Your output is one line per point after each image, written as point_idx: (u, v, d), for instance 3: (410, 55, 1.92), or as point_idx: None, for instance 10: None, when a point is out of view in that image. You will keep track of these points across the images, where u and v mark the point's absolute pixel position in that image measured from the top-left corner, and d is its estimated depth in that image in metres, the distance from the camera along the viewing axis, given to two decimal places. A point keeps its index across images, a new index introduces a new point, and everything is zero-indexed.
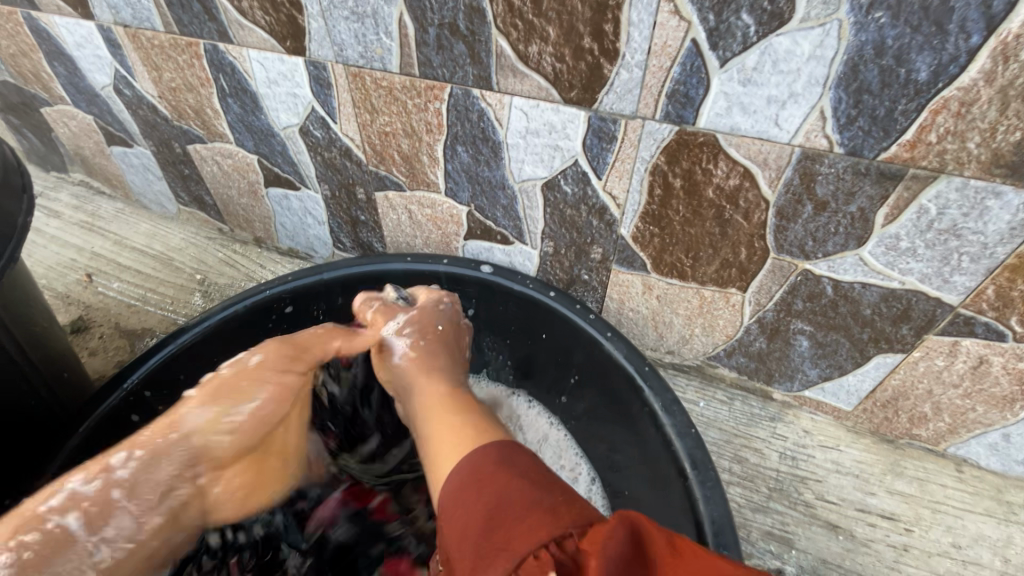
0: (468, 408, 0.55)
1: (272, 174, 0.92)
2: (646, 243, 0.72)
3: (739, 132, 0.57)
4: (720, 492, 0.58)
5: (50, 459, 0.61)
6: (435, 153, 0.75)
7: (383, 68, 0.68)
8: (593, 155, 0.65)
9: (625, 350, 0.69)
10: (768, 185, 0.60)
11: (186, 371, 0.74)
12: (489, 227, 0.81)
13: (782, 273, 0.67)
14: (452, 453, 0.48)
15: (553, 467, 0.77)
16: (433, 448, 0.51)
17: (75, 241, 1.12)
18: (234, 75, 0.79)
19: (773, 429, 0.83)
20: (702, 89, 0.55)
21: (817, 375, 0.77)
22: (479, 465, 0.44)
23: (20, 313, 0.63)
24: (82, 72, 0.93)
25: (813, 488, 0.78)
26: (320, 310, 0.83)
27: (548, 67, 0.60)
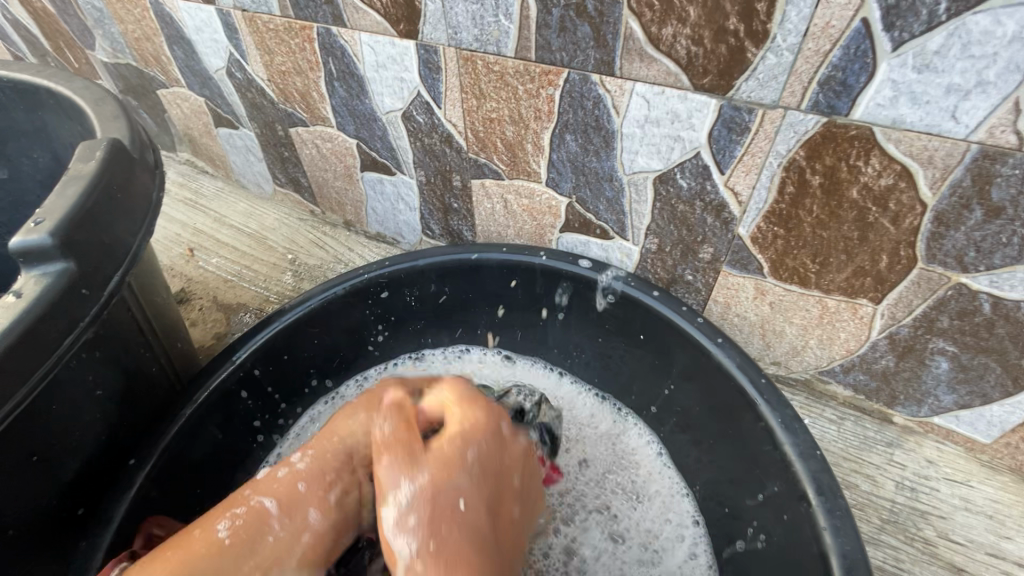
0: None
1: (369, 159, 0.93)
2: (766, 245, 0.66)
3: (902, 126, 0.50)
4: (853, 524, 0.52)
5: (171, 423, 0.65)
6: (540, 141, 0.72)
7: (498, 52, 0.66)
8: (720, 147, 0.60)
9: (738, 359, 0.64)
10: (929, 186, 0.53)
11: (288, 350, 0.76)
12: (589, 220, 0.78)
13: (928, 285, 0.60)
14: None
15: (644, 487, 0.74)
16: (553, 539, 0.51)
17: (180, 216, 1.19)
18: (344, 59, 0.79)
19: (889, 455, 0.75)
20: (864, 76, 0.49)
21: (952, 401, 0.69)
22: None
23: (145, 284, 0.65)
24: (199, 55, 0.97)
25: (935, 525, 0.70)
26: (413, 296, 0.83)
27: (682, 50, 0.55)
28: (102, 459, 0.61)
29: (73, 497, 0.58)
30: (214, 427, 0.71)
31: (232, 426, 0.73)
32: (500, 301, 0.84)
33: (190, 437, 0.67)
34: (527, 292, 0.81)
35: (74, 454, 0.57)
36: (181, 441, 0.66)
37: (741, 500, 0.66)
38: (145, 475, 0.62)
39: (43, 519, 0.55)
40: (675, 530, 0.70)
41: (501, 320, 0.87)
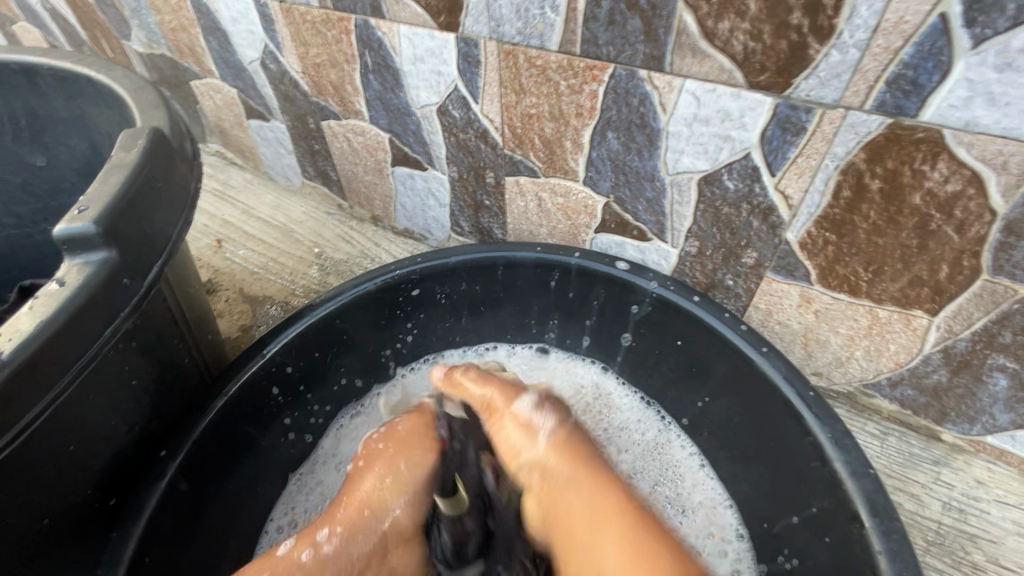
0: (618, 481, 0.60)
1: (401, 154, 0.92)
2: (815, 251, 0.63)
3: (976, 128, 0.47)
4: (908, 548, 0.49)
5: (201, 416, 0.65)
6: (580, 138, 0.70)
7: (541, 46, 0.64)
8: (772, 148, 0.58)
9: (784, 369, 0.61)
10: (1001, 194, 0.50)
11: (320, 347, 0.76)
12: (626, 221, 0.75)
13: (991, 298, 0.57)
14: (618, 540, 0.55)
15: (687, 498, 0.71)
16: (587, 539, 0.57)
17: (208, 207, 1.20)
18: (380, 52, 0.78)
19: (935, 474, 0.72)
20: (937, 75, 0.46)
21: (1008, 421, 0.66)
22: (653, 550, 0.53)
23: (180, 276, 0.65)
24: (233, 46, 0.97)
25: (984, 549, 0.67)
26: (443, 293, 0.81)
27: (738, 46, 0.53)
28: (135, 449, 0.61)
29: (107, 487, 0.58)
30: (244, 421, 0.70)
31: (261, 421, 0.73)
32: (530, 301, 0.83)
33: (220, 430, 0.67)
34: (560, 292, 0.80)
35: (109, 444, 0.57)
36: (211, 433, 0.66)
37: (784, 516, 0.63)
38: (177, 465, 0.62)
39: (78, 508, 0.55)
40: (719, 546, 0.67)
41: (531, 320, 0.85)
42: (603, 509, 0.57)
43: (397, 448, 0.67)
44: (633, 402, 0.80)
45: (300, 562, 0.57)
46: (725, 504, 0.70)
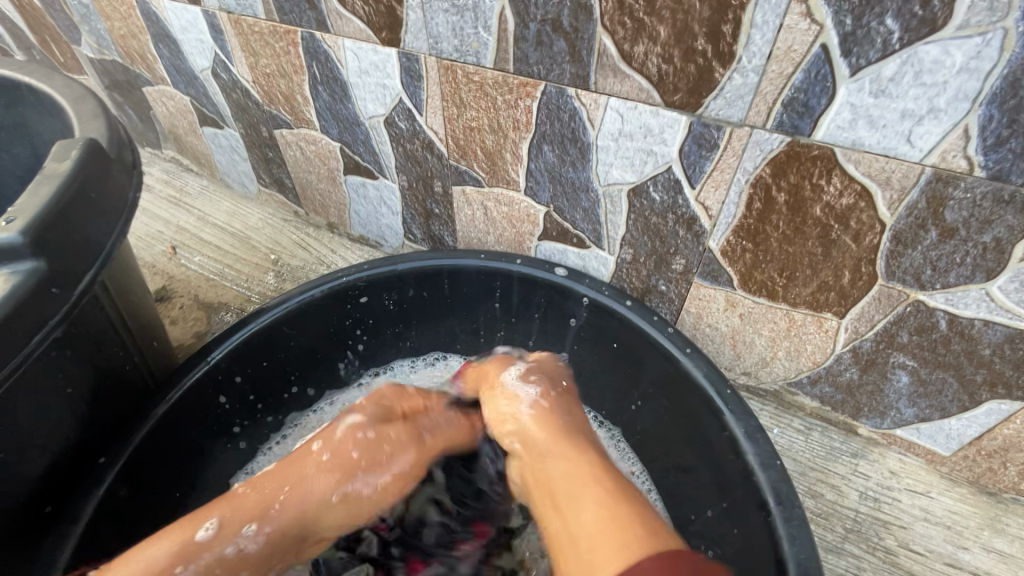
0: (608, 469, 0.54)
1: (353, 163, 0.94)
2: (735, 258, 0.68)
3: (861, 147, 0.52)
4: (808, 533, 0.54)
5: (141, 423, 0.65)
6: (519, 150, 0.73)
7: (477, 63, 0.67)
8: (690, 163, 0.62)
9: (706, 369, 0.65)
10: (887, 207, 0.55)
11: (269, 358, 0.78)
12: (566, 229, 0.79)
13: (889, 301, 0.62)
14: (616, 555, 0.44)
15: None
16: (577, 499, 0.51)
17: (163, 214, 1.19)
18: (327, 64, 0.80)
19: (854, 466, 0.77)
20: (825, 99, 0.51)
21: (913, 414, 0.71)
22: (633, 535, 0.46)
23: (121, 284, 0.66)
24: (184, 55, 0.98)
25: (896, 534, 0.72)
26: (391, 300, 0.83)
27: (653, 68, 0.57)
28: (71, 456, 0.61)
29: (41, 494, 0.58)
30: (186, 428, 0.71)
31: (206, 426, 0.74)
32: (477, 307, 0.85)
33: (162, 436, 0.68)
34: (505, 298, 0.82)
35: (42, 451, 0.57)
36: (153, 440, 0.66)
37: (707, 509, 0.67)
38: (116, 472, 0.62)
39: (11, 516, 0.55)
40: None
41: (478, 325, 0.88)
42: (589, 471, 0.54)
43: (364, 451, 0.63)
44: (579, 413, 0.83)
45: (225, 553, 0.55)
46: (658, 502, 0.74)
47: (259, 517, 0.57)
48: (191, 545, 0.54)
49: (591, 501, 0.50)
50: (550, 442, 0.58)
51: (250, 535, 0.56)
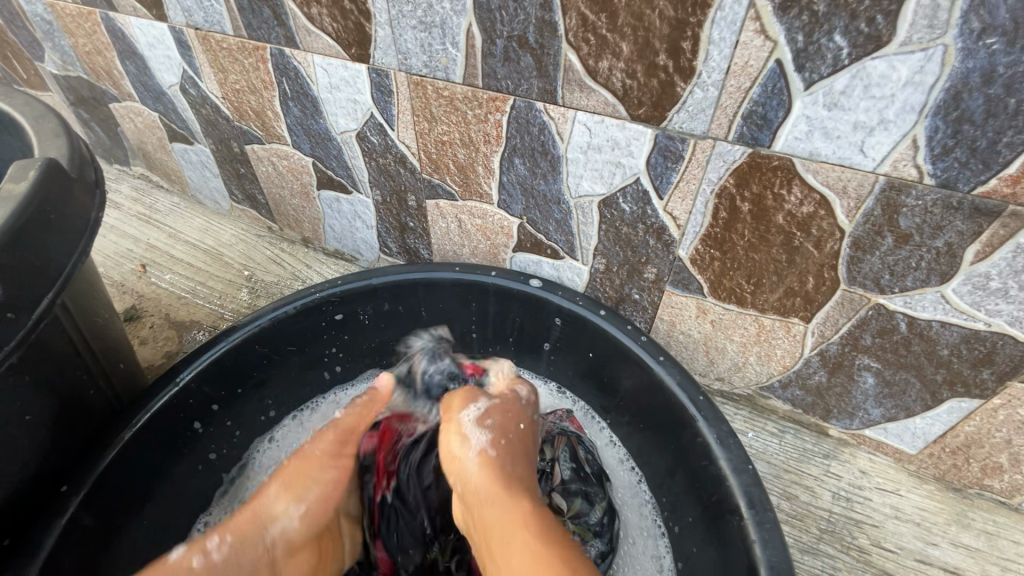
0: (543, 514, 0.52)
1: (326, 177, 0.93)
2: (705, 266, 0.69)
3: (818, 158, 0.54)
4: (780, 536, 0.54)
5: (106, 448, 0.63)
6: (491, 164, 0.74)
7: (447, 78, 0.68)
8: (657, 174, 0.63)
9: (679, 376, 0.66)
10: (846, 214, 0.56)
11: (243, 385, 0.77)
12: (540, 240, 0.79)
13: (851, 305, 0.64)
14: None
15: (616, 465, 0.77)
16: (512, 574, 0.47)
17: (132, 232, 1.16)
18: (298, 80, 0.80)
19: (826, 467, 0.79)
20: (782, 112, 0.53)
21: (880, 415, 0.73)
22: None
23: (84, 305, 0.64)
24: (151, 71, 0.96)
25: (868, 533, 0.74)
26: (366, 315, 0.83)
27: (617, 83, 0.58)
28: (32, 486, 0.58)
29: None
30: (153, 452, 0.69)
31: (177, 447, 0.72)
32: (453, 318, 0.85)
33: (129, 461, 0.66)
34: (481, 310, 0.83)
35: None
36: (119, 466, 0.64)
37: (683, 516, 0.67)
38: (79, 500, 0.60)
39: None
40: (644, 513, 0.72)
41: (454, 337, 0.88)
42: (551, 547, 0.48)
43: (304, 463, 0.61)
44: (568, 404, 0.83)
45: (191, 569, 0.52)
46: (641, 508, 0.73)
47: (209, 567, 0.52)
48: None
49: (521, 547, 0.49)
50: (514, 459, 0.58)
51: (213, 547, 0.54)
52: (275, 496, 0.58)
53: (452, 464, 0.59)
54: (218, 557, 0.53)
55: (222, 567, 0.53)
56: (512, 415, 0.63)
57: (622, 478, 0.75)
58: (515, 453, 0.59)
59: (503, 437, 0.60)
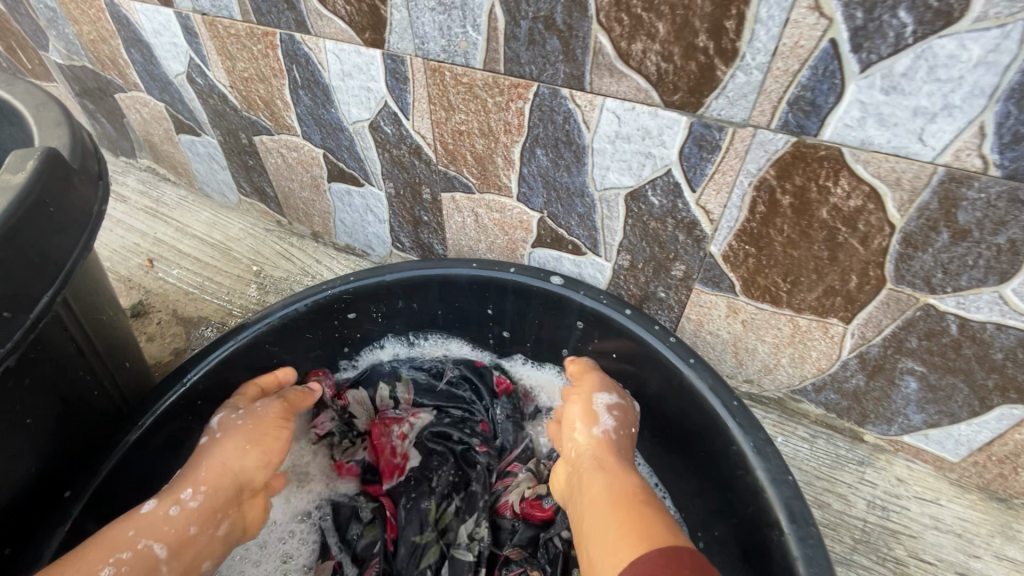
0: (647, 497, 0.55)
1: (336, 170, 0.90)
2: (738, 263, 0.65)
3: (871, 147, 0.50)
4: (825, 553, 0.51)
5: (110, 452, 0.60)
6: (511, 155, 0.70)
7: (466, 64, 0.64)
8: (690, 165, 0.59)
9: (710, 380, 0.63)
10: (897, 208, 0.52)
11: None
12: (561, 235, 0.76)
13: (897, 305, 0.60)
14: (629, 551, 0.48)
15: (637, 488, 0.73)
16: (597, 542, 0.51)
17: (139, 225, 1.14)
18: (308, 67, 0.77)
19: (861, 474, 0.75)
20: (833, 97, 0.49)
21: (921, 421, 0.69)
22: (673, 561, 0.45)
23: (88, 303, 0.61)
24: (157, 59, 0.93)
25: (906, 544, 0.70)
26: (379, 312, 0.79)
27: (652, 67, 0.54)
28: (33, 492, 0.56)
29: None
30: (158, 455, 0.66)
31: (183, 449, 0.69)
32: (469, 316, 0.82)
33: (135, 465, 0.63)
34: (498, 308, 0.79)
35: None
36: (124, 471, 0.62)
37: (715, 526, 0.64)
38: (82, 506, 0.58)
39: None
40: None
41: (470, 335, 0.84)
42: (635, 516, 0.52)
43: (256, 425, 0.66)
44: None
45: (168, 516, 0.57)
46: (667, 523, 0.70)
47: (194, 519, 0.57)
48: (120, 538, 0.53)
49: (609, 514, 0.53)
50: (620, 447, 0.63)
51: (188, 496, 0.58)
52: (239, 453, 0.63)
53: (566, 437, 0.66)
54: (197, 503, 0.58)
55: (196, 534, 0.57)
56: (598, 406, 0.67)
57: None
58: (626, 441, 0.65)
59: (626, 431, 0.65)
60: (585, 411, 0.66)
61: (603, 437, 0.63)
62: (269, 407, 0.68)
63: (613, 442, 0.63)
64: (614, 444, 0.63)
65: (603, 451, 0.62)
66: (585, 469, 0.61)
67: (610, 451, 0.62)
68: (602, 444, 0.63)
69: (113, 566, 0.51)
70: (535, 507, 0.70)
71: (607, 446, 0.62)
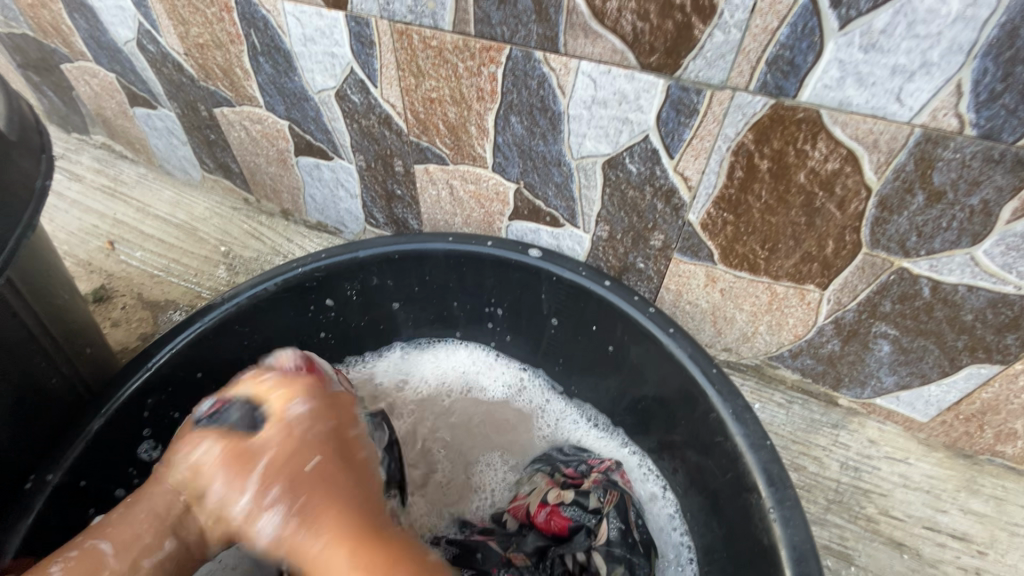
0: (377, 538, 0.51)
1: (303, 143, 0.86)
2: (716, 231, 0.64)
3: (849, 108, 0.49)
4: (801, 515, 0.52)
5: (71, 443, 0.58)
6: (485, 123, 0.68)
7: (435, 26, 0.61)
8: (668, 131, 0.58)
9: (690, 349, 0.63)
10: (874, 171, 0.52)
11: None
12: (538, 207, 0.74)
13: (872, 270, 0.60)
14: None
15: (645, 484, 0.73)
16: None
17: (97, 206, 1.08)
18: (267, 32, 0.72)
19: (835, 437, 0.77)
20: (811, 55, 0.48)
21: (893, 383, 0.71)
22: None
23: (39, 285, 0.58)
24: (105, 26, 0.88)
25: (876, 502, 0.72)
26: (353, 290, 0.77)
27: (627, 26, 0.52)
28: None
29: None
30: (142, 454, 0.66)
31: (167, 446, 0.69)
32: (447, 293, 0.80)
33: (102, 456, 0.61)
34: (476, 283, 0.77)
35: None
36: (90, 461, 0.60)
37: (699, 491, 0.65)
38: (45, 499, 0.55)
39: None
40: (668, 533, 0.69)
41: (449, 312, 0.83)
42: (372, 542, 0.50)
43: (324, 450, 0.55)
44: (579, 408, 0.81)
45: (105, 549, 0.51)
46: (668, 504, 0.71)
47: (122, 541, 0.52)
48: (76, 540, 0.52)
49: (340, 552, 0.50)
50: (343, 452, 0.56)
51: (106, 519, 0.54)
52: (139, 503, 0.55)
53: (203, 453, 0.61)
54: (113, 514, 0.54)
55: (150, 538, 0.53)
56: (348, 438, 0.58)
57: (651, 498, 0.72)
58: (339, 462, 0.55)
59: (307, 468, 0.54)
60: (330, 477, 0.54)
61: (320, 470, 0.54)
62: (308, 404, 0.57)
63: (326, 463, 0.55)
64: (376, 494, 0.56)
65: (315, 518, 0.51)
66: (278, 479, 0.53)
67: (371, 518, 0.53)
68: (319, 461, 0.54)
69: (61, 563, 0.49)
70: (554, 515, 0.66)
71: (321, 460, 0.55)
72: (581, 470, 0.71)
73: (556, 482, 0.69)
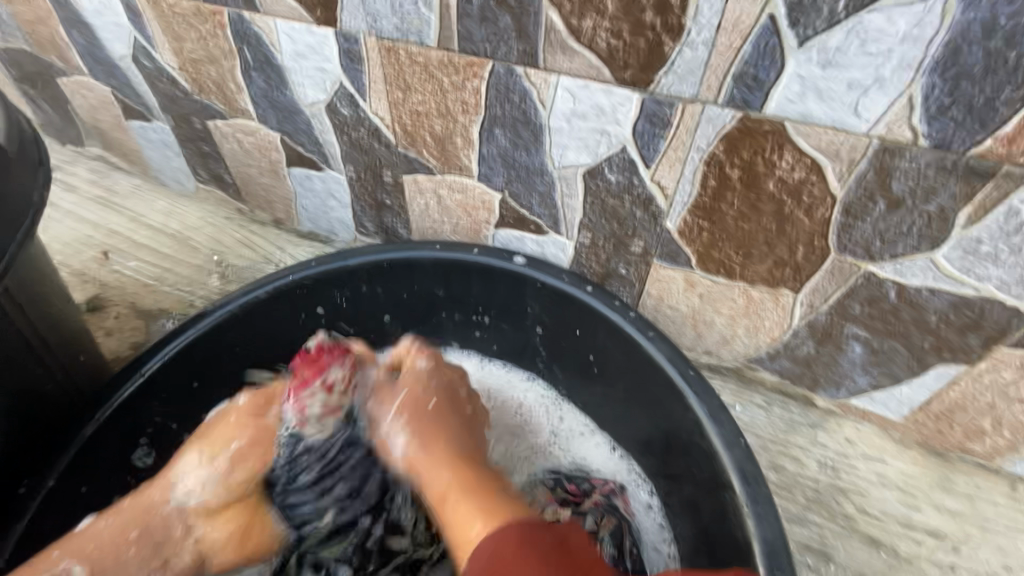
0: (488, 494, 0.60)
1: (295, 154, 0.88)
2: (693, 238, 0.67)
3: (810, 120, 0.52)
4: (773, 510, 0.54)
5: (64, 447, 0.59)
6: (470, 135, 0.70)
7: (420, 42, 0.64)
8: (644, 142, 0.60)
9: (668, 351, 0.65)
10: (837, 179, 0.55)
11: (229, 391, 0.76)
12: (523, 215, 0.76)
13: (841, 274, 0.63)
14: (482, 520, 0.56)
15: (634, 493, 0.74)
16: (454, 519, 0.58)
17: (91, 216, 1.10)
18: (260, 47, 0.75)
19: (813, 437, 0.79)
20: (774, 71, 0.50)
21: (866, 383, 0.73)
22: (501, 548, 0.52)
23: (35, 293, 0.60)
24: (101, 41, 0.90)
25: (854, 500, 0.74)
26: (343, 298, 0.79)
27: (602, 43, 0.55)
28: None
29: None
30: (136, 461, 0.68)
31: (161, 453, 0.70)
32: (435, 300, 0.82)
33: (95, 461, 0.62)
34: (463, 290, 0.79)
35: None
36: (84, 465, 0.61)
37: (680, 490, 0.67)
38: (38, 502, 0.58)
39: None
40: (656, 543, 0.70)
41: (437, 319, 0.85)
42: (471, 482, 0.62)
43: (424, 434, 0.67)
44: (569, 415, 0.81)
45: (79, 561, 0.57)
46: (655, 512, 0.72)
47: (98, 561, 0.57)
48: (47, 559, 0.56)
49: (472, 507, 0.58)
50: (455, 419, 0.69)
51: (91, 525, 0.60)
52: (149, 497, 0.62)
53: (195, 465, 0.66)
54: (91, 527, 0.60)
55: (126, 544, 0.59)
56: (420, 403, 0.69)
57: (640, 507, 0.73)
58: (444, 420, 0.69)
59: (431, 406, 0.69)
60: (411, 407, 0.68)
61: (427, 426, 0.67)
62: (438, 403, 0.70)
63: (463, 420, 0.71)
64: (484, 473, 0.64)
65: (427, 445, 0.66)
66: (412, 415, 0.68)
67: (481, 482, 0.62)
68: (416, 444, 0.66)
69: (76, 565, 0.56)
70: None
71: (439, 404, 0.70)
72: (583, 488, 0.73)
73: (556, 499, 0.72)
